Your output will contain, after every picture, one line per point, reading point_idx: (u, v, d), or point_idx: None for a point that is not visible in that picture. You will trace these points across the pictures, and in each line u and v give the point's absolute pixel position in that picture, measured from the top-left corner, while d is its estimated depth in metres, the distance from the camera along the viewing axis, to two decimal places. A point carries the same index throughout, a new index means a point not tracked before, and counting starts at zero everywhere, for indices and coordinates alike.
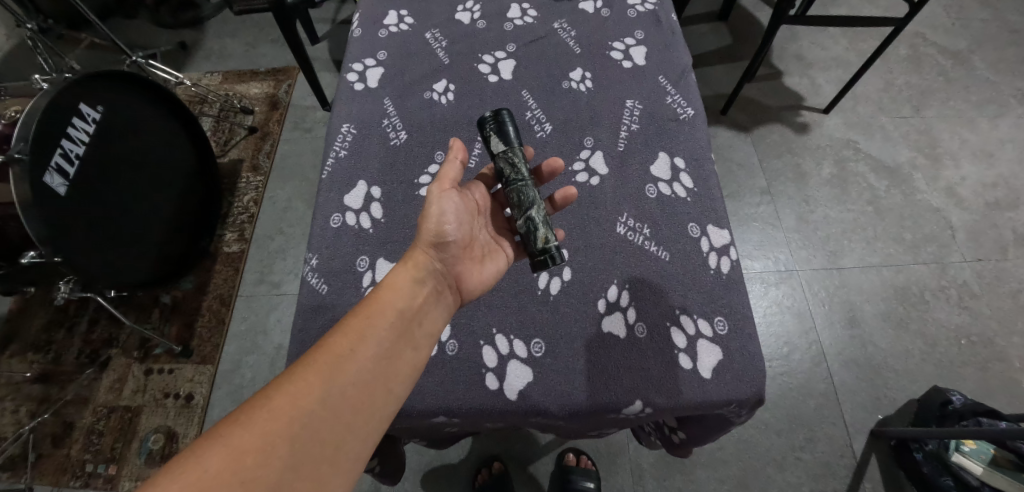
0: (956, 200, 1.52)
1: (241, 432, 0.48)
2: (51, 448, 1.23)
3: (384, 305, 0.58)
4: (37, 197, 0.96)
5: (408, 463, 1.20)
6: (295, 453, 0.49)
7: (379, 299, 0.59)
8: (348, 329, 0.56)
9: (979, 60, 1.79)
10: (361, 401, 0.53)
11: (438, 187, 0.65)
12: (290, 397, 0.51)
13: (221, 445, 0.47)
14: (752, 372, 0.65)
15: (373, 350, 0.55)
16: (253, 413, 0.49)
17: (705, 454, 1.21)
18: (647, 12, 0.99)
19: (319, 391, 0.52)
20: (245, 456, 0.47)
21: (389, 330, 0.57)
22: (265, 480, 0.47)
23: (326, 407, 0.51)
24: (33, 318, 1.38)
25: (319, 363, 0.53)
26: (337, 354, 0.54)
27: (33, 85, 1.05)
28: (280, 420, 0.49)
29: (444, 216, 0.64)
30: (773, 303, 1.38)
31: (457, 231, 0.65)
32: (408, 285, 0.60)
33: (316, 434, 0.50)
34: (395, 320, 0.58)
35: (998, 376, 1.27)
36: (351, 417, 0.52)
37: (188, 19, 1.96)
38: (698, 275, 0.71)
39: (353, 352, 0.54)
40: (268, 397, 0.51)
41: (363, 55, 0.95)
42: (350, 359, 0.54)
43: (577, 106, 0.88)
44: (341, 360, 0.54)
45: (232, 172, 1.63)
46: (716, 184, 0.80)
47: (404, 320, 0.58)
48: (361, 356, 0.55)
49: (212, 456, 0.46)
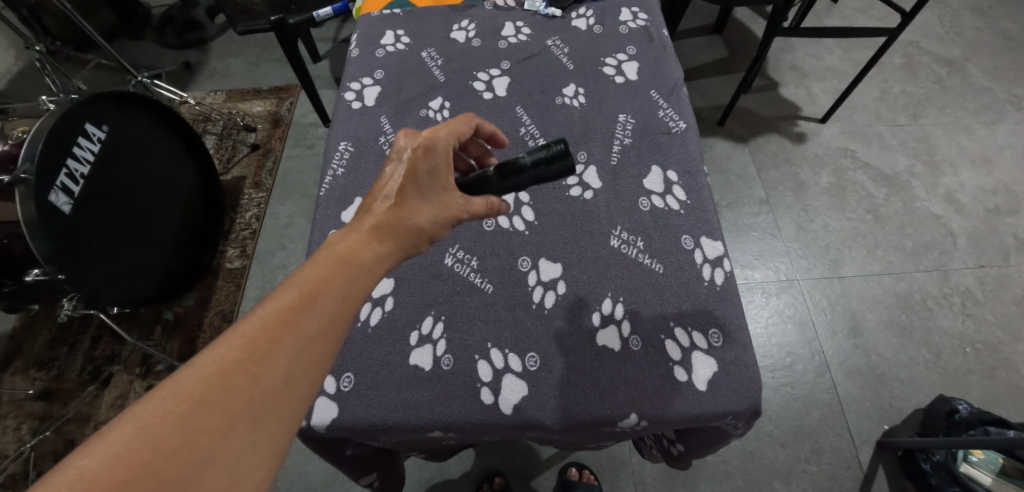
0: (956, 207, 1.52)
1: (171, 407, 0.36)
2: (52, 466, 1.22)
3: (344, 257, 0.47)
4: (42, 215, 0.97)
5: (409, 478, 1.19)
6: (245, 434, 0.37)
7: (338, 252, 0.47)
8: (298, 284, 0.44)
9: (974, 67, 1.80)
10: (321, 359, 0.43)
11: (418, 149, 0.55)
12: (236, 359, 0.39)
13: (120, 445, 0.34)
14: (748, 384, 0.65)
15: (336, 299, 0.45)
16: (172, 396, 0.36)
17: (709, 467, 1.19)
18: (639, 28, 1.01)
19: (269, 355, 0.40)
20: (179, 438, 0.35)
21: (351, 282, 0.46)
22: (213, 463, 0.36)
23: (281, 372, 0.40)
24: (36, 336, 1.39)
25: (258, 322, 0.41)
26: (289, 310, 0.42)
27: (40, 106, 1.08)
28: (223, 393, 0.38)
29: (418, 187, 0.54)
30: (774, 312, 1.37)
31: (433, 210, 0.54)
32: (367, 240, 0.49)
33: (273, 403, 0.39)
34: (355, 275, 0.47)
35: (1005, 384, 1.26)
36: (311, 375, 0.42)
37: (193, 39, 2.00)
38: (692, 287, 0.72)
39: (311, 303, 0.43)
40: (183, 371, 0.38)
41: (361, 74, 0.97)
42: (304, 313, 0.43)
43: (571, 121, 0.89)
44: (295, 315, 0.42)
45: (234, 189, 1.65)
46: (709, 196, 0.81)
47: (365, 271, 0.48)
48: (320, 308, 0.44)
49: (126, 441, 0.34)
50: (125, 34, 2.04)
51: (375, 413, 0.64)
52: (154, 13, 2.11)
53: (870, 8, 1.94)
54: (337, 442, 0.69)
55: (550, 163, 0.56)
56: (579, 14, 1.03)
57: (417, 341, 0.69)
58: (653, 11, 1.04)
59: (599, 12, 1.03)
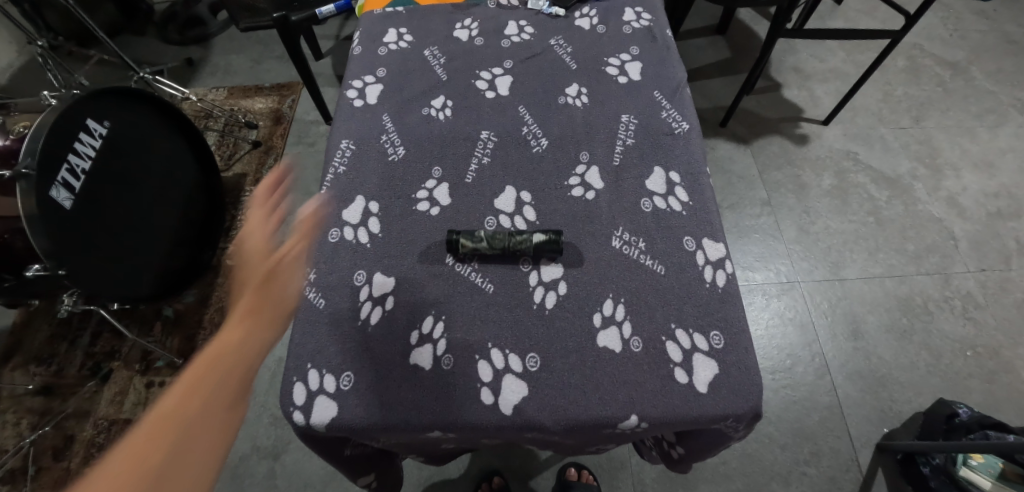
0: (958, 210, 1.52)
1: None
2: (51, 461, 1.22)
3: (213, 355, 0.56)
4: (43, 210, 0.97)
5: (409, 477, 1.19)
6: None
7: (206, 351, 0.56)
8: (207, 348, 0.57)
9: (977, 70, 1.80)
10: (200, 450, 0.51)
11: (256, 225, 0.66)
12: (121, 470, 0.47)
13: None
14: (749, 387, 0.64)
15: (213, 385, 0.54)
16: None
17: (709, 469, 1.19)
18: (643, 28, 1.00)
19: (152, 458, 0.48)
20: None
21: (226, 372, 0.56)
22: None
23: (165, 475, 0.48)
24: (36, 331, 1.39)
25: (140, 435, 0.50)
26: (167, 413, 0.51)
27: (41, 101, 1.08)
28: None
29: (260, 262, 0.64)
30: (775, 314, 1.37)
31: (282, 276, 0.64)
32: (239, 326, 0.59)
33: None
34: (227, 365, 0.56)
35: (1005, 388, 1.25)
36: (197, 466, 0.50)
37: (195, 36, 2.00)
38: (694, 289, 0.72)
39: (186, 406, 0.52)
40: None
41: (363, 72, 0.97)
42: (181, 414, 0.52)
43: (574, 121, 0.89)
44: (170, 421, 0.51)
45: (235, 186, 1.64)
46: (711, 197, 0.81)
47: (237, 359, 0.57)
48: (197, 403, 0.53)
49: None
50: (128, 30, 2.04)
51: (373, 411, 0.64)
52: (156, 10, 2.11)
53: (873, 10, 1.93)
54: (336, 441, 0.69)
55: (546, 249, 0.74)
56: (582, 14, 1.03)
57: (417, 340, 0.69)
58: (656, 11, 1.04)
59: (603, 12, 1.03)
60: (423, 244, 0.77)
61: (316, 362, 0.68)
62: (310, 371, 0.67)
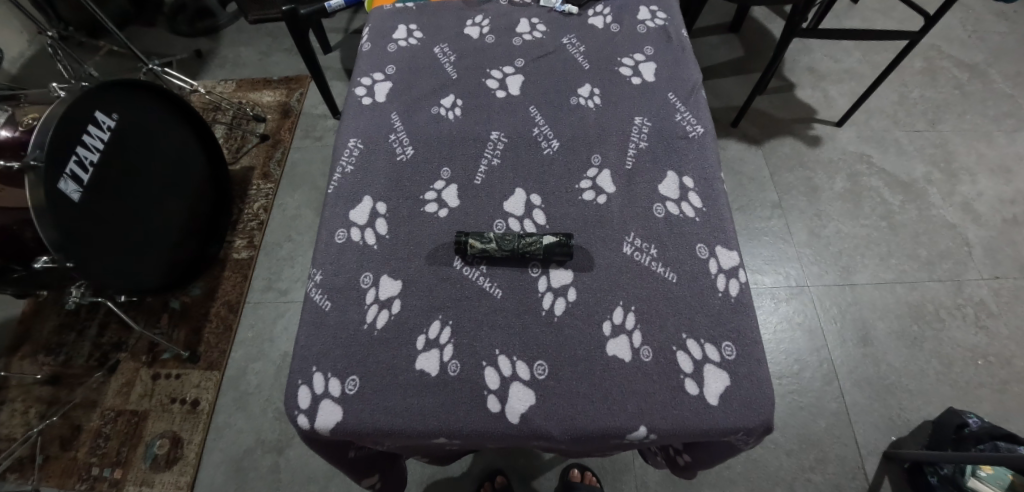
0: (973, 216, 1.49)
1: None
2: (59, 451, 1.23)
3: None
4: (51, 201, 0.97)
5: (410, 474, 1.19)
6: None
7: None
8: None
9: (996, 73, 1.76)
10: None
11: None
12: None
13: None
14: (761, 399, 0.63)
15: None
16: None
17: (714, 473, 1.18)
18: (657, 27, 0.98)
19: None
20: None
21: None
22: None
23: None
24: (46, 320, 1.39)
25: None
26: None
27: (52, 92, 1.07)
28: None
29: None
30: (783, 318, 1.36)
31: None
32: None
33: None
34: None
35: (1017, 398, 1.23)
36: None
37: (205, 27, 2.00)
38: (706, 298, 0.70)
39: None
40: None
41: (373, 70, 0.96)
42: None
43: (585, 122, 0.87)
44: None
45: (243, 178, 1.64)
46: (726, 203, 0.79)
47: None
48: None
49: None
50: (137, 21, 2.03)
51: (379, 416, 0.63)
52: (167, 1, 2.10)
53: (891, 10, 1.89)
54: (340, 443, 0.69)
55: (553, 253, 0.73)
56: (595, 12, 1.01)
57: (425, 345, 0.68)
58: (671, 10, 1.01)
59: (617, 10, 1.01)
60: (431, 247, 0.76)
61: (321, 365, 0.67)
62: (315, 374, 0.67)
